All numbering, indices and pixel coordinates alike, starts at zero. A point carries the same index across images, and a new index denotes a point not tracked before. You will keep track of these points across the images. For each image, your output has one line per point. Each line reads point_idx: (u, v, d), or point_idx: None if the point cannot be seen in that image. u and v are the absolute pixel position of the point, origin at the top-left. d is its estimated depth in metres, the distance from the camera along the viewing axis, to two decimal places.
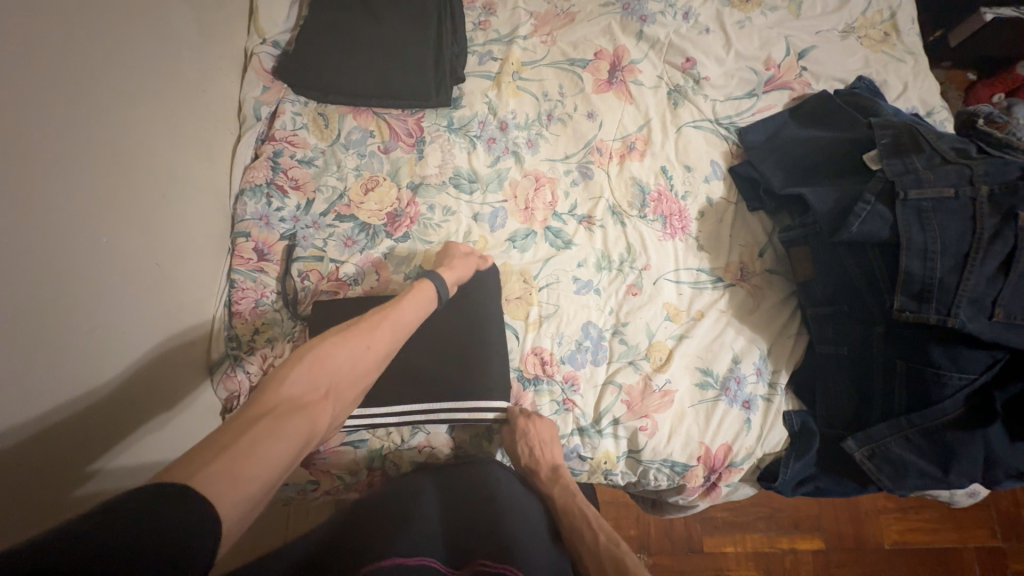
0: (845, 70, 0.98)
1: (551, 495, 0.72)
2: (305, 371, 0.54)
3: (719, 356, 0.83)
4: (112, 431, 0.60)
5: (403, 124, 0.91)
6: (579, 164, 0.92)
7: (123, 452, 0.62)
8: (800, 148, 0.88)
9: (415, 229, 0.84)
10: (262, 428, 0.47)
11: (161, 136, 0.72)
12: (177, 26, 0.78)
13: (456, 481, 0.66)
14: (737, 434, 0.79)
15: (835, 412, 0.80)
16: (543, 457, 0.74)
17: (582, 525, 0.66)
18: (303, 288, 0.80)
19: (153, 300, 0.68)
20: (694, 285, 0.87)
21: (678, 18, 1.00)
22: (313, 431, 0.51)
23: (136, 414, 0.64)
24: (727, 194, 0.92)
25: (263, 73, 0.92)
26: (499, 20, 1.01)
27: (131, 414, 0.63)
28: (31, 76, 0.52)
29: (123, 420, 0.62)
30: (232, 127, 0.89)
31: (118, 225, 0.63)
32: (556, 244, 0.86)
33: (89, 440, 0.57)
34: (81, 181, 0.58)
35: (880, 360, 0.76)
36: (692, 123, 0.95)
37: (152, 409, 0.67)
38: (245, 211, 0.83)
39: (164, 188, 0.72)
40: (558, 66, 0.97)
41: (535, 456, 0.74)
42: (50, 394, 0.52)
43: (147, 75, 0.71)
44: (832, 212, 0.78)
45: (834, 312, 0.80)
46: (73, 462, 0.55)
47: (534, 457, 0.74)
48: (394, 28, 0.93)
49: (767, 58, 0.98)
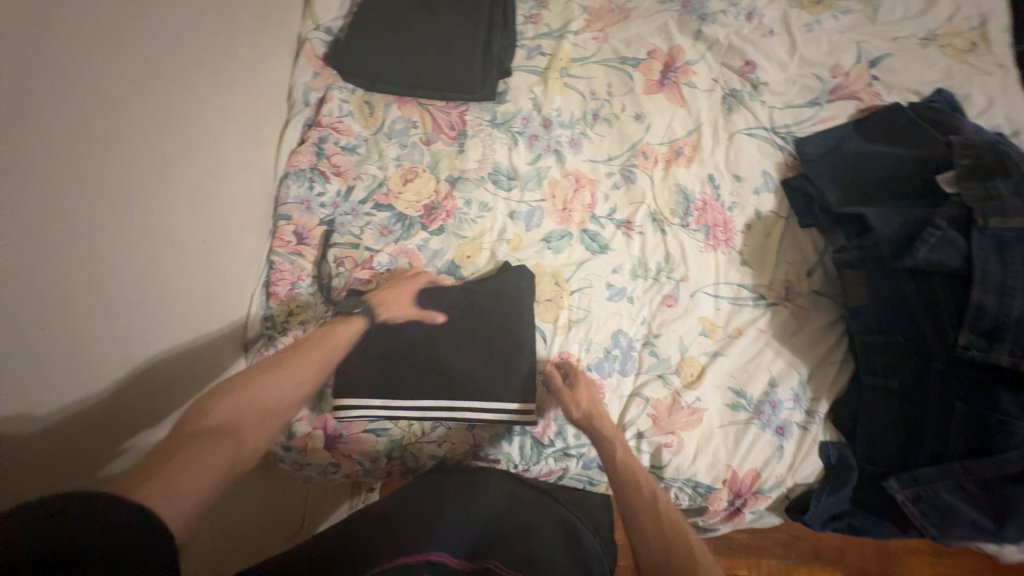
0: (922, 81, 0.90)
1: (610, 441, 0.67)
2: (232, 399, 0.54)
3: (755, 378, 0.79)
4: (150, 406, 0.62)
5: (447, 116, 0.91)
6: (622, 167, 0.89)
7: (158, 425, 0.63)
8: (864, 164, 0.82)
9: (450, 223, 0.84)
10: (185, 453, 0.46)
11: (214, 118, 0.75)
12: (238, 10, 0.81)
13: (462, 483, 0.66)
14: (767, 460, 0.76)
15: (876, 448, 0.75)
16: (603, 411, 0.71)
17: (638, 487, 0.62)
18: (337, 274, 0.81)
19: (199, 276, 0.71)
20: (733, 301, 0.83)
21: (741, 18, 0.95)
22: (240, 454, 0.50)
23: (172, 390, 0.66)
24: (777, 208, 0.87)
25: (315, 59, 0.93)
26: (551, 14, 0.98)
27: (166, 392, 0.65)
28: (91, 50, 0.54)
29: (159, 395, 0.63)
30: (282, 110, 0.91)
31: (168, 201, 0.65)
32: (591, 247, 0.84)
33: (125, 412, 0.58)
34: (134, 159, 0.60)
35: (935, 400, 0.71)
36: (745, 130, 0.90)
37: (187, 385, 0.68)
38: (288, 194, 0.84)
39: (214, 168, 0.74)
40: (608, 63, 0.94)
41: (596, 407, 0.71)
42: (96, 360, 0.55)
43: (206, 57, 0.73)
44: (896, 235, 0.72)
45: (888, 343, 0.75)
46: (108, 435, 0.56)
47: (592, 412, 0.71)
48: (445, 18, 0.93)
49: (834, 65, 0.92)
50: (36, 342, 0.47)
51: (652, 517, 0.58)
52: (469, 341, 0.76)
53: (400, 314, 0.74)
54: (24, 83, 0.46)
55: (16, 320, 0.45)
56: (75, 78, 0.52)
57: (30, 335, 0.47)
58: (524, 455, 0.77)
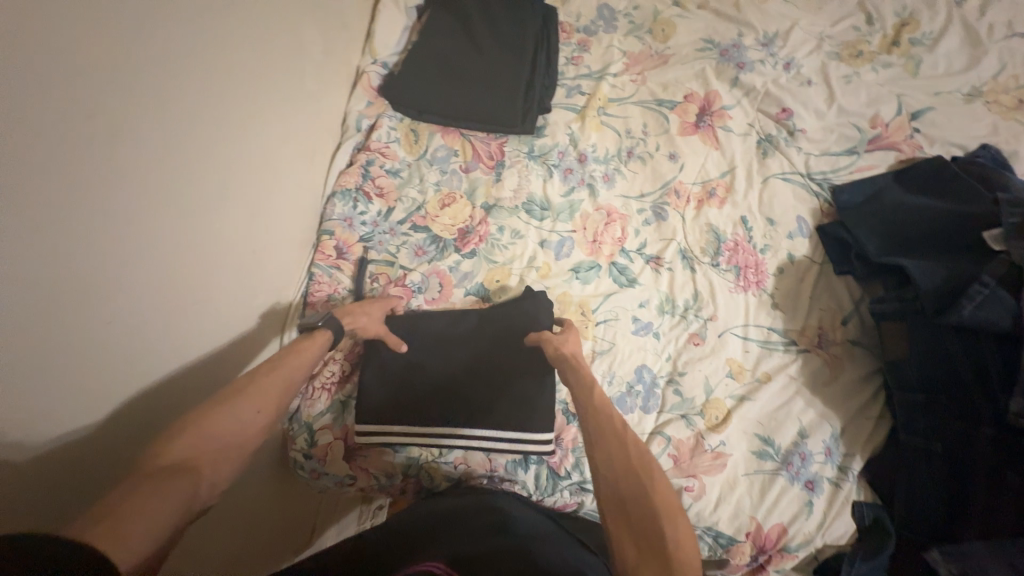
0: (966, 136, 0.89)
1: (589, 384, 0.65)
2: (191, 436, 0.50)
3: (784, 427, 0.76)
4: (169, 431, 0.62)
5: (487, 147, 0.95)
6: (654, 204, 0.91)
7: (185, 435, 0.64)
8: (904, 215, 0.81)
9: (482, 247, 0.87)
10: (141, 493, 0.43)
11: (276, 140, 0.82)
12: (308, 45, 0.89)
13: (467, 505, 0.65)
14: (795, 516, 0.72)
15: (916, 515, 0.70)
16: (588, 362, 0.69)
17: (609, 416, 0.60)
18: (372, 289, 0.85)
19: (246, 283, 0.76)
20: (763, 345, 0.82)
21: (778, 68, 0.98)
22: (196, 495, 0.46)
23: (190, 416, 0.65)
24: (811, 253, 0.87)
25: (369, 89, 1.00)
26: (592, 57, 1.04)
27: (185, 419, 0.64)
28: (179, 77, 0.61)
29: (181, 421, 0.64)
30: (335, 134, 0.98)
31: (229, 211, 0.72)
32: (619, 280, 0.85)
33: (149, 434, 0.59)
34: (206, 172, 0.67)
35: (981, 467, 0.66)
36: (780, 175, 0.91)
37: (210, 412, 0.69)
38: (333, 211, 0.89)
39: (270, 184, 0.80)
40: (645, 104, 0.97)
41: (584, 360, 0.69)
42: (152, 356, 0.59)
43: (274, 85, 0.81)
44: (938, 290, 0.70)
45: (929, 402, 0.72)
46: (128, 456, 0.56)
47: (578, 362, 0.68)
48: (492, 57, 0.99)
49: (874, 116, 0.92)
50: (103, 332, 0.52)
51: (618, 444, 0.56)
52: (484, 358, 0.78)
53: (367, 328, 0.74)
54: (120, 105, 0.53)
55: (85, 312, 0.50)
56: (162, 101, 0.59)
57: (94, 327, 0.51)
58: (539, 486, 0.76)
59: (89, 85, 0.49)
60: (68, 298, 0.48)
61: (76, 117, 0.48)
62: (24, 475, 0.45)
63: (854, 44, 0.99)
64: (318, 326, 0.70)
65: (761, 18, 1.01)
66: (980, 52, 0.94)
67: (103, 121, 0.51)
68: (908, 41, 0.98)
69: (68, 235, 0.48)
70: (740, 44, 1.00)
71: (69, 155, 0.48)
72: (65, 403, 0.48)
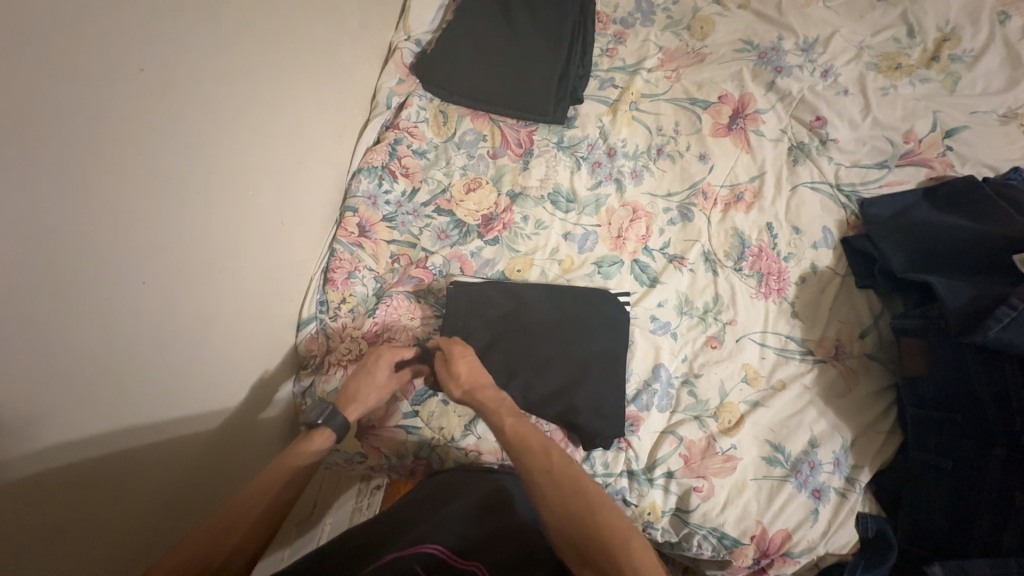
0: (997, 158, 0.89)
1: (495, 415, 0.66)
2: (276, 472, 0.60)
3: (795, 435, 0.76)
4: (189, 447, 0.62)
5: (516, 134, 0.94)
6: (681, 204, 0.90)
7: (207, 421, 0.65)
8: (932, 234, 0.80)
9: (505, 235, 0.86)
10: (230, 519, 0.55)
11: (309, 112, 0.81)
12: (345, 20, 0.88)
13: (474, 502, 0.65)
14: (800, 523, 0.72)
15: (922, 529, 0.72)
16: (482, 375, 0.69)
17: (543, 472, 0.61)
18: (392, 270, 0.85)
19: (270, 256, 0.75)
20: (780, 352, 0.82)
21: (816, 75, 0.97)
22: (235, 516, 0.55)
23: (187, 483, 0.61)
24: (834, 265, 0.87)
25: (401, 66, 0.99)
26: (627, 50, 1.02)
27: (180, 483, 0.60)
28: (216, 41, 0.61)
29: (177, 478, 0.60)
30: (364, 110, 0.96)
31: (260, 181, 0.71)
32: (640, 278, 0.85)
33: (162, 465, 0.57)
34: (238, 139, 0.66)
35: (992, 486, 0.68)
36: (809, 184, 0.90)
37: (202, 475, 0.64)
38: (357, 187, 0.88)
39: (302, 155, 0.80)
40: (678, 103, 0.96)
41: (473, 374, 0.68)
42: (182, 318, 0.59)
43: (311, 56, 0.80)
44: (963, 309, 0.70)
45: (945, 420, 0.72)
46: (122, 508, 0.52)
47: (473, 374, 0.68)
48: (526, 42, 0.97)
49: (907, 131, 0.92)
50: (140, 295, 0.53)
51: (549, 487, 0.60)
52: (524, 347, 0.76)
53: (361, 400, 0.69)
54: (164, 63, 0.53)
55: (116, 271, 0.49)
56: (200, 63, 0.59)
57: (129, 288, 0.51)
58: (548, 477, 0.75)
59: (128, 39, 0.49)
60: (106, 251, 0.48)
61: (117, 73, 0.48)
62: (60, 428, 0.45)
63: (894, 56, 0.98)
64: (317, 425, 0.65)
65: (803, 23, 1.00)
66: (1021, 73, 0.93)
67: (146, 77, 0.51)
68: (947, 57, 0.97)
69: (106, 187, 0.48)
70: (780, 47, 0.98)
71: (111, 107, 0.48)
72: (109, 354, 0.49)
